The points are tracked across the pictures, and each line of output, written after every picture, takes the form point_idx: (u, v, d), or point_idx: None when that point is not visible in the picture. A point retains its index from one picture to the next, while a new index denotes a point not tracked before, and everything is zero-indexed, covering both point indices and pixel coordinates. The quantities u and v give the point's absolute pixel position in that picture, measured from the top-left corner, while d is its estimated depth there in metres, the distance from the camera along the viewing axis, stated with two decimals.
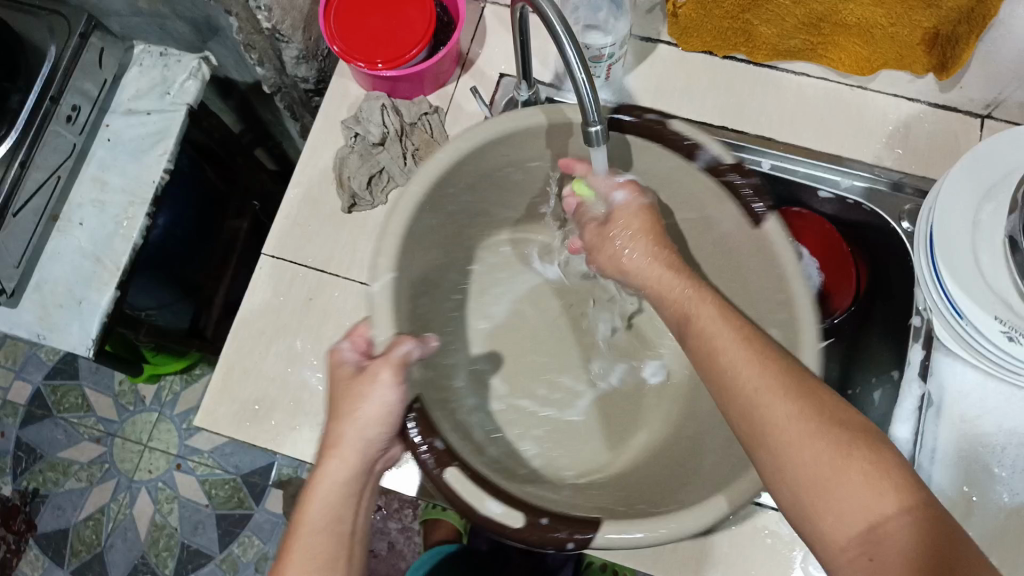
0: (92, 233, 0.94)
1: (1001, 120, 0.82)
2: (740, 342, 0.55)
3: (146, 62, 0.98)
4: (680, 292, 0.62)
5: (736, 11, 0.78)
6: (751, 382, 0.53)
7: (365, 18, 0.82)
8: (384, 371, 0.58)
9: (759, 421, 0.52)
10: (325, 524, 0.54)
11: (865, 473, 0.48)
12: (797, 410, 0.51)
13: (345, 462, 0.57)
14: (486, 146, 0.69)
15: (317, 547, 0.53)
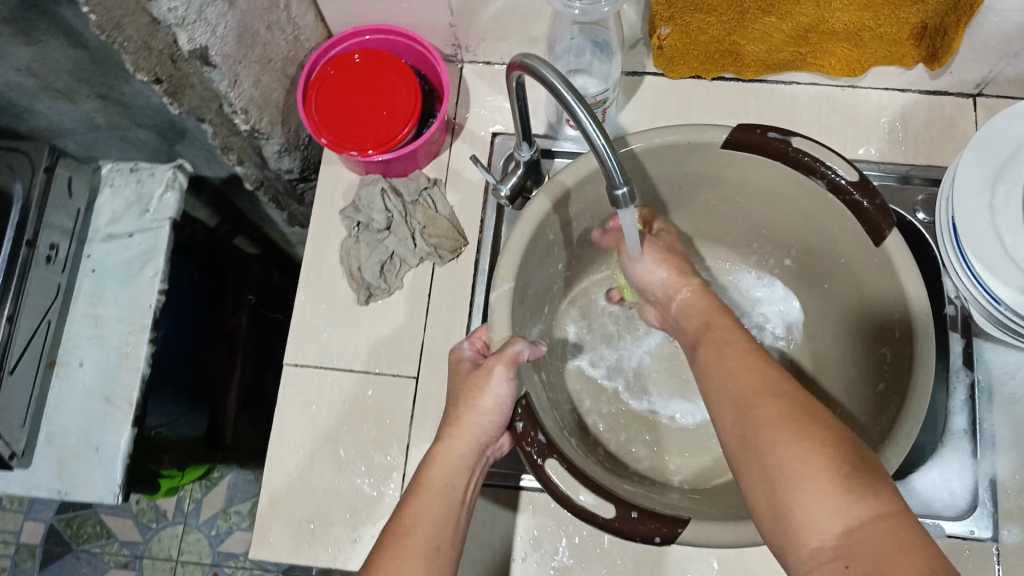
0: (94, 371, 0.90)
1: (993, 96, 0.84)
2: (746, 356, 0.55)
3: (118, 180, 0.94)
4: (696, 324, 0.62)
5: (723, 34, 0.78)
6: (749, 389, 0.52)
7: (348, 103, 0.81)
8: (497, 367, 0.63)
9: (748, 423, 0.50)
10: (442, 484, 0.61)
11: (846, 476, 0.45)
12: (790, 414, 0.49)
13: (464, 437, 0.64)
14: (547, 214, 0.71)
15: (437, 500, 0.60)
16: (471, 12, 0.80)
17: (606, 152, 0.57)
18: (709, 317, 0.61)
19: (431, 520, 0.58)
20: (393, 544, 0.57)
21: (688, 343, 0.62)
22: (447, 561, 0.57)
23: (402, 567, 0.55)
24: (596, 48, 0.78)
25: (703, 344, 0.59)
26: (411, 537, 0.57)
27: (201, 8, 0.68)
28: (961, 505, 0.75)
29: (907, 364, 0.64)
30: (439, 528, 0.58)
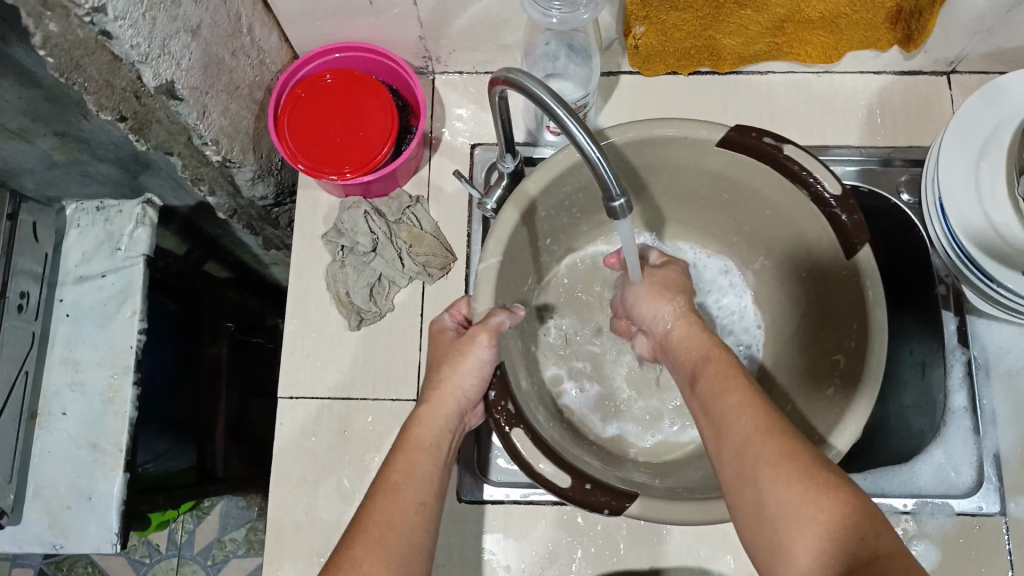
0: (78, 419, 0.87)
1: (966, 72, 0.85)
2: (743, 387, 0.55)
3: (84, 221, 0.90)
4: (696, 354, 0.61)
5: (698, 30, 0.77)
6: (746, 425, 0.52)
7: (325, 127, 0.80)
8: (481, 335, 0.63)
9: (746, 460, 0.51)
10: (429, 443, 0.61)
11: (847, 517, 0.47)
12: (788, 452, 0.50)
13: (450, 401, 0.63)
14: (518, 224, 0.70)
15: (425, 457, 0.60)
16: (442, 24, 0.79)
17: (600, 162, 0.55)
18: (706, 347, 0.61)
19: (419, 476, 0.59)
20: (384, 498, 0.57)
21: (686, 378, 0.61)
22: (432, 515, 0.57)
23: (392, 522, 0.55)
24: (572, 53, 0.77)
25: (701, 373, 0.59)
26: (401, 492, 0.57)
27: (164, 42, 0.65)
28: (968, 482, 0.77)
29: (862, 363, 0.65)
30: (425, 482, 0.59)
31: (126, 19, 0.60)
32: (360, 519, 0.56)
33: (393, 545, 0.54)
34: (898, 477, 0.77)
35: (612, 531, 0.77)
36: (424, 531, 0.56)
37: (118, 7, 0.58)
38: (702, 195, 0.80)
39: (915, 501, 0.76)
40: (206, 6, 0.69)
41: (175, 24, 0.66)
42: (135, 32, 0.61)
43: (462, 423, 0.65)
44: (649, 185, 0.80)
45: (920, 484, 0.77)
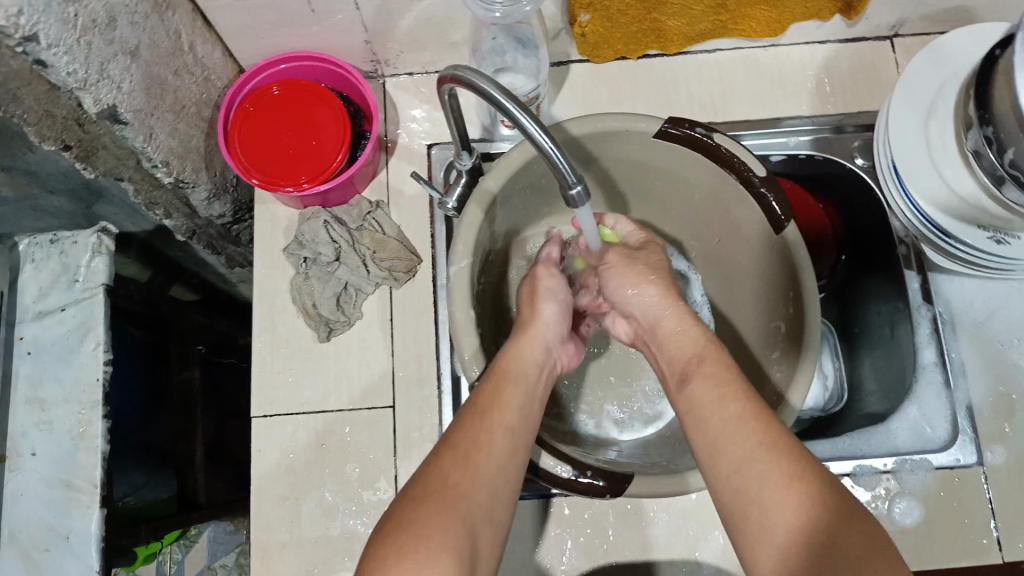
0: (48, 459, 0.85)
1: (908, 35, 0.86)
2: (744, 400, 0.55)
3: (38, 255, 0.89)
4: (688, 353, 0.61)
5: (643, 13, 0.77)
6: (748, 441, 0.52)
7: (274, 140, 0.79)
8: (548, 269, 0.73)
9: (749, 478, 0.50)
10: (519, 376, 0.62)
11: (860, 546, 0.45)
12: (794, 473, 0.49)
13: (536, 339, 0.67)
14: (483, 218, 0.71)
15: (513, 388, 0.61)
16: (387, 27, 0.78)
17: (554, 152, 0.55)
18: (699, 347, 0.61)
19: (507, 405, 0.59)
20: (473, 424, 0.57)
21: (673, 376, 0.61)
22: (518, 444, 0.57)
23: (481, 442, 0.55)
24: (519, 45, 0.77)
25: (696, 378, 0.58)
26: (490, 416, 0.58)
27: (103, 66, 0.64)
28: (944, 436, 0.78)
29: (799, 332, 0.69)
30: (515, 413, 0.59)
31: (59, 46, 0.59)
32: (449, 441, 0.56)
33: (476, 460, 0.54)
34: (875, 438, 0.80)
35: (601, 519, 0.77)
36: (509, 455, 0.56)
37: (50, 35, 0.58)
38: (641, 184, 0.83)
39: (894, 460, 0.76)
40: (143, 26, 0.68)
41: (111, 47, 0.65)
42: (70, 59, 0.61)
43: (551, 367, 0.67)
44: (608, 170, 0.81)
45: (897, 443, 0.79)
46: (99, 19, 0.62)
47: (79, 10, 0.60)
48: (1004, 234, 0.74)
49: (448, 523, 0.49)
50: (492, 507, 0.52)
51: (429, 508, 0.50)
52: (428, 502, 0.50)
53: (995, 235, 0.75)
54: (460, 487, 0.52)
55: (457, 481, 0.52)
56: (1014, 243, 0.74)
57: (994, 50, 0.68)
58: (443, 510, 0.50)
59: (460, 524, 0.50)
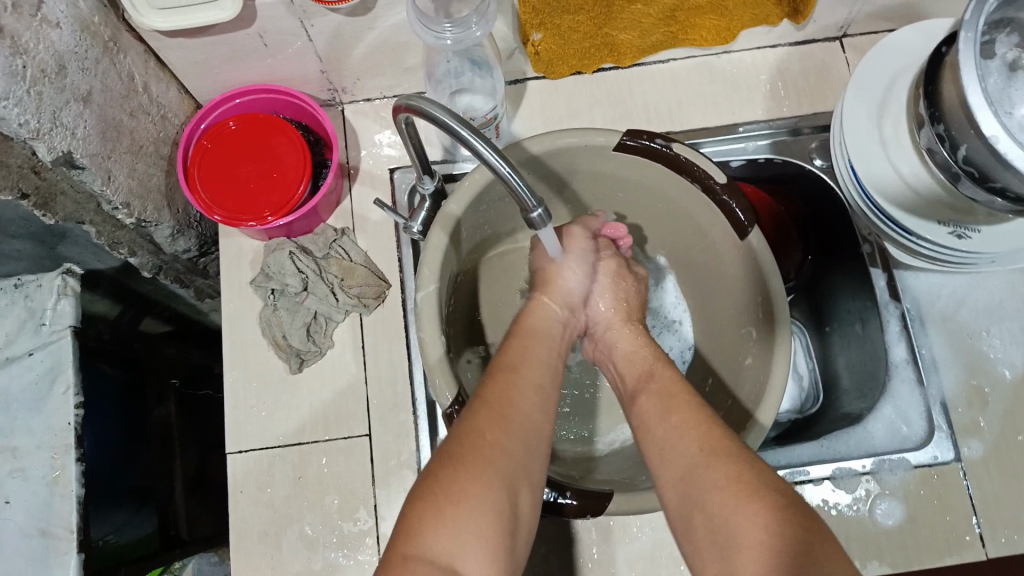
0: (24, 507, 0.84)
1: (857, 34, 0.87)
2: (690, 412, 0.57)
3: (3, 302, 0.88)
4: (640, 370, 0.65)
5: (595, 29, 0.79)
6: (692, 447, 0.54)
7: (234, 174, 0.79)
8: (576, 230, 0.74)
9: (695, 483, 0.52)
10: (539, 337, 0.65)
11: (800, 540, 0.46)
12: (736, 474, 0.50)
13: (556, 297, 0.70)
14: (447, 248, 0.71)
15: (533, 348, 0.63)
16: (341, 56, 0.79)
17: (513, 178, 0.56)
18: (651, 364, 0.65)
19: (530, 366, 0.61)
20: (502, 381, 0.58)
21: (627, 394, 0.64)
22: (547, 399, 0.58)
23: (513, 396, 0.56)
24: (474, 66, 0.78)
25: (649, 393, 0.61)
26: (517, 374, 0.59)
27: (56, 113, 0.64)
28: (920, 434, 0.79)
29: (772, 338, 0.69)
30: (540, 369, 0.61)
31: (10, 98, 0.59)
32: (480, 397, 0.57)
33: (511, 414, 0.55)
34: (853, 438, 0.80)
35: (584, 535, 0.77)
36: (540, 409, 0.57)
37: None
38: (606, 196, 0.83)
39: (873, 461, 0.77)
40: (94, 71, 0.68)
41: (63, 94, 0.65)
42: (22, 111, 0.61)
43: (571, 326, 0.70)
44: (573, 186, 0.81)
45: (874, 442, 0.79)
46: (48, 68, 0.63)
47: (28, 61, 0.60)
48: (964, 228, 0.75)
49: (489, 476, 0.50)
50: (530, 458, 0.53)
51: (470, 460, 0.51)
52: (469, 456, 0.51)
53: (956, 231, 0.76)
54: (499, 439, 0.53)
55: (495, 434, 0.53)
56: (974, 237, 0.75)
57: (941, 47, 0.70)
58: (483, 463, 0.51)
59: (501, 476, 0.51)
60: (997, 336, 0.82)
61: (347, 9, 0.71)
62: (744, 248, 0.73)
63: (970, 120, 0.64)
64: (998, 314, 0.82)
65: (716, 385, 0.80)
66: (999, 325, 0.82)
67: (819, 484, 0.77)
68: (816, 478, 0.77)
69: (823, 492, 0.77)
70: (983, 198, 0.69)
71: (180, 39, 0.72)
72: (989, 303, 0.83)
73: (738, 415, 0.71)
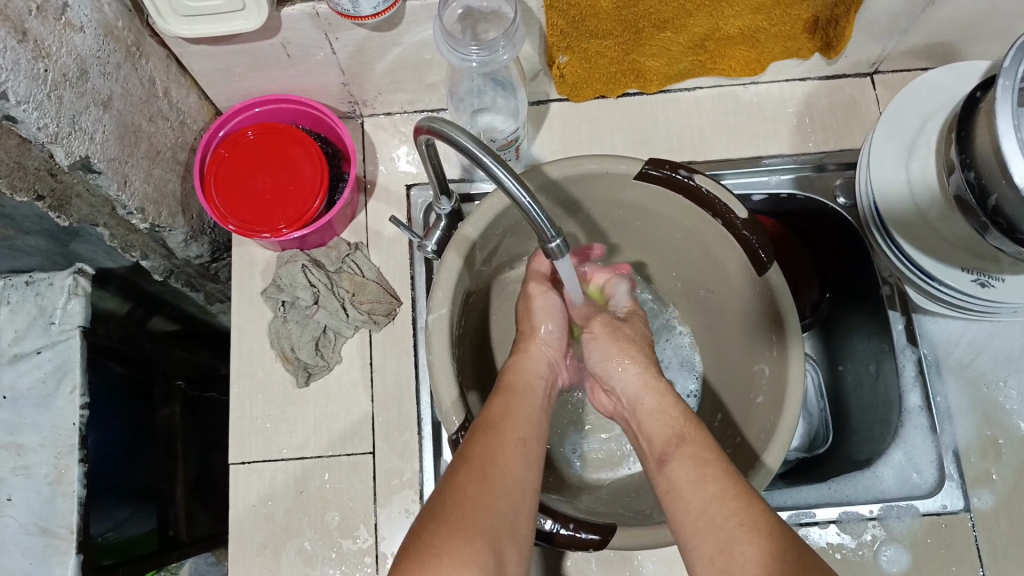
0: (25, 504, 0.84)
1: (888, 71, 0.86)
2: (721, 478, 0.55)
3: (14, 297, 0.88)
4: (667, 432, 0.60)
5: (622, 54, 0.78)
6: (729, 521, 0.52)
7: (250, 184, 0.78)
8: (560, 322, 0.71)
9: (733, 561, 0.50)
10: (524, 388, 0.64)
11: None
12: (773, 556, 0.49)
13: (541, 351, 0.69)
14: (461, 271, 0.70)
15: (520, 398, 0.62)
16: (363, 69, 0.78)
17: (531, 207, 0.54)
18: (678, 427, 0.60)
19: (519, 411, 0.60)
20: (486, 431, 0.57)
21: (653, 457, 0.60)
22: (532, 454, 0.57)
23: (498, 451, 0.56)
24: (497, 86, 0.77)
25: (675, 456, 0.58)
26: (503, 429, 0.58)
27: (75, 118, 0.64)
28: (930, 481, 0.77)
29: (785, 380, 0.68)
30: (525, 418, 0.60)
31: (30, 102, 0.58)
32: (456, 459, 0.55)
33: (494, 466, 0.54)
34: (862, 482, 0.79)
35: (583, 565, 0.76)
36: (527, 466, 0.56)
37: (20, 93, 0.57)
38: (624, 224, 0.82)
39: (881, 506, 0.76)
40: (115, 77, 0.68)
41: (83, 99, 0.64)
42: (41, 114, 0.60)
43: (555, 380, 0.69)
44: (591, 212, 0.80)
45: (883, 488, 0.78)
46: (70, 72, 0.62)
47: (50, 66, 0.60)
48: (988, 276, 0.74)
49: (475, 540, 0.49)
50: (516, 518, 0.52)
51: (455, 520, 0.50)
52: (451, 517, 0.50)
53: (979, 278, 0.74)
54: (481, 498, 0.52)
55: (479, 494, 0.52)
56: (998, 286, 0.74)
57: (976, 92, 0.69)
58: (467, 525, 0.50)
59: (487, 541, 0.49)
60: (1014, 386, 0.81)
61: (372, 24, 0.70)
62: (762, 285, 0.72)
63: (1002, 170, 0.62)
64: (1015, 364, 0.81)
65: (726, 423, 0.78)
66: (1017, 375, 0.81)
67: (824, 528, 0.76)
68: (821, 521, 0.76)
69: (828, 536, 0.76)
70: (1009, 247, 0.68)
71: (202, 47, 0.72)
72: (1009, 352, 0.82)
73: (745, 455, 0.70)
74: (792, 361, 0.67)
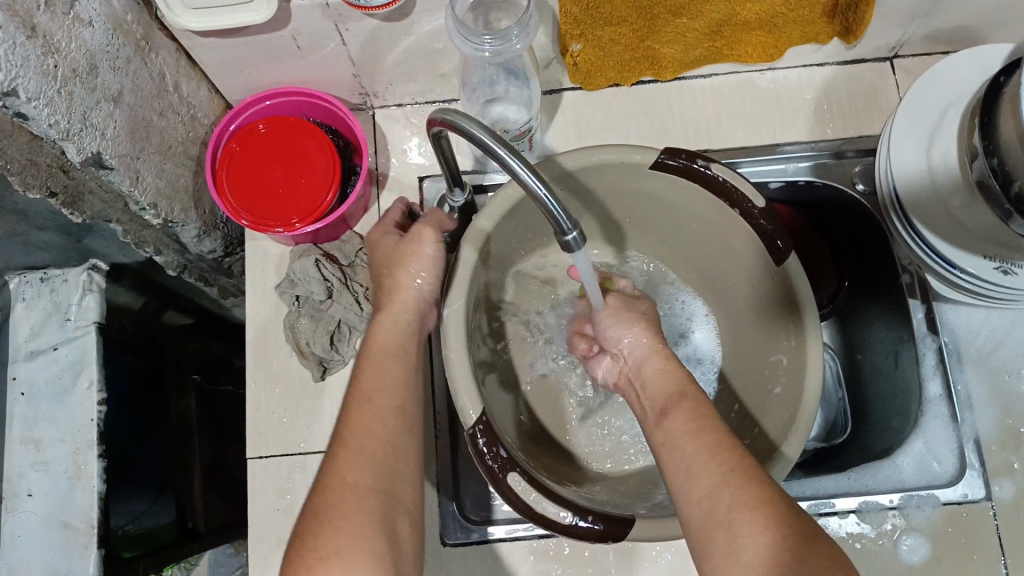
0: (45, 499, 0.84)
1: (909, 56, 0.84)
2: (715, 428, 0.56)
3: (29, 293, 0.88)
4: (667, 391, 0.61)
5: (636, 41, 0.77)
6: (719, 467, 0.53)
7: (261, 178, 0.78)
8: (425, 232, 0.68)
9: (720, 501, 0.51)
10: (395, 348, 0.64)
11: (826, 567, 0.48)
12: (763, 497, 0.51)
13: (405, 307, 0.67)
14: (474, 266, 0.69)
15: (390, 361, 0.63)
16: (375, 61, 0.78)
17: (547, 199, 0.54)
18: (680, 386, 0.61)
19: (390, 374, 0.62)
20: (359, 409, 0.59)
21: (653, 411, 0.61)
22: (408, 420, 0.60)
23: (372, 428, 0.58)
24: (510, 75, 0.76)
25: (670, 415, 0.58)
26: (376, 400, 0.60)
27: (86, 114, 0.63)
28: (951, 471, 0.77)
29: (801, 372, 0.67)
30: (395, 386, 0.61)
31: (41, 99, 0.58)
32: (337, 439, 0.59)
33: (371, 448, 0.57)
34: (881, 472, 0.78)
35: (601, 558, 0.76)
36: (400, 433, 0.59)
37: (31, 89, 0.57)
38: (637, 215, 0.81)
39: (900, 496, 0.75)
40: (125, 71, 0.67)
41: (94, 95, 0.64)
42: (53, 111, 0.59)
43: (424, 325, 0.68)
44: (605, 204, 0.79)
45: (902, 477, 0.77)
46: (80, 68, 0.61)
47: (59, 61, 0.59)
48: (1011, 263, 0.73)
49: (366, 519, 0.53)
50: (401, 487, 0.57)
51: (340, 509, 0.54)
52: (336, 507, 0.54)
53: (1002, 266, 0.73)
54: (361, 483, 0.55)
55: (359, 478, 0.55)
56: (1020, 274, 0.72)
57: (999, 77, 0.67)
58: (355, 511, 0.54)
59: (380, 521, 0.54)
60: None
61: (384, 15, 0.69)
62: (780, 274, 0.70)
63: None
64: None
65: (744, 412, 0.77)
66: None
67: (844, 518, 0.75)
68: (841, 511, 0.75)
69: (848, 526, 0.75)
70: None
71: (212, 40, 0.71)
72: None
73: (763, 444, 0.70)
74: (810, 352, 0.66)
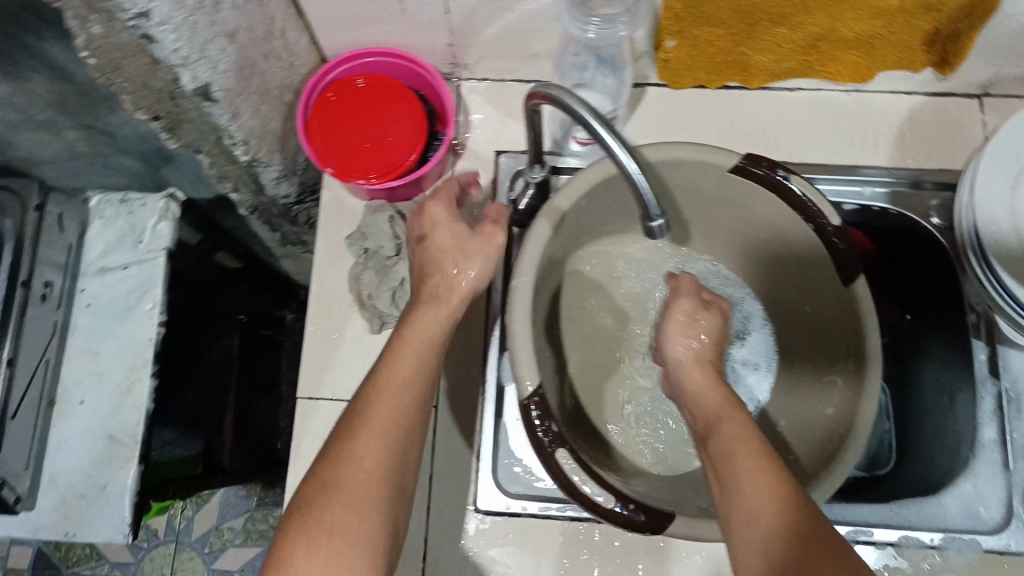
0: (96, 411, 0.87)
1: (999, 96, 0.84)
2: (760, 455, 0.56)
3: (108, 212, 0.91)
4: (713, 411, 0.62)
5: (731, 45, 0.77)
6: (762, 495, 0.53)
7: (347, 131, 0.80)
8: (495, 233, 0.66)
9: (761, 529, 0.51)
10: (432, 344, 0.62)
11: None
12: (801, 527, 0.50)
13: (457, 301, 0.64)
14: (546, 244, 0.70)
15: (428, 358, 0.62)
16: (473, 32, 0.79)
17: (638, 180, 0.56)
18: (723, 407, 0.62)
19: (422, 368, 0.61)
20: (388, 397, 0.59)
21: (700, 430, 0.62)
22: (424, 418, 0.61)
23: (394, 420, 0.59)
24: (601, 63, 0.78)
25: (716, 438, 0.59)
26: (404, 392, 0.60)
27: (204, 46, 0.65)
28: (996, 518, 0.76)
29: (857, 394, 0.68)
30: (425, 382, 0.61)
31: (168, 24, 0.60)
32: (357, 418, 0.59)
33: (391, 438, 0.58)
34: (925, 509, 0.77)
35: (630, 549, 0.77)
36: (416, 428, 0.60)
37: (162, 13, 0.58)
38: (707, 216, 0.82)
39: (943, 536, 0.75)
40: (243, 10, 0.69)
41: (213, 28, 0.65)
42: (177, 37, 0.61)
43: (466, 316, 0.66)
44: (679, 203, 0.80)
45: (947, 518, 0.77)
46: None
47: None
48: None
49: (370, 508, 0.56)
50: (404, 477, 0.59)
51: (347, 489, 0.56)
52: (346, 486, 0.56)
53: None
54: (373, 470, 0.57)
55: (373, 466, 0.57)
56: None
57: None
58: (364, 499, 0.56)
59: (381, 510, 0.56)
60: None
61: None
62: (846, 294, 0.71)
63: None
64: None
65: (792, 430, 0.78)
66: None
67: (882, 549, 0.75)
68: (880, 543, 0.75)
69: (885, 559, 0.75)
70: None
71: None
72: None
73: (812, 462, 0.71)
74: (869, 376, 0.67)
